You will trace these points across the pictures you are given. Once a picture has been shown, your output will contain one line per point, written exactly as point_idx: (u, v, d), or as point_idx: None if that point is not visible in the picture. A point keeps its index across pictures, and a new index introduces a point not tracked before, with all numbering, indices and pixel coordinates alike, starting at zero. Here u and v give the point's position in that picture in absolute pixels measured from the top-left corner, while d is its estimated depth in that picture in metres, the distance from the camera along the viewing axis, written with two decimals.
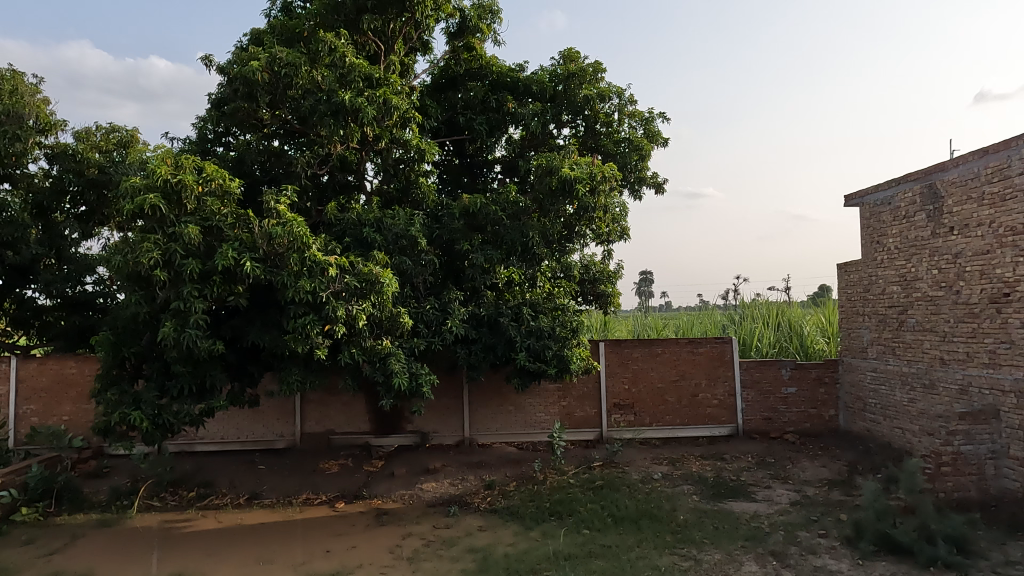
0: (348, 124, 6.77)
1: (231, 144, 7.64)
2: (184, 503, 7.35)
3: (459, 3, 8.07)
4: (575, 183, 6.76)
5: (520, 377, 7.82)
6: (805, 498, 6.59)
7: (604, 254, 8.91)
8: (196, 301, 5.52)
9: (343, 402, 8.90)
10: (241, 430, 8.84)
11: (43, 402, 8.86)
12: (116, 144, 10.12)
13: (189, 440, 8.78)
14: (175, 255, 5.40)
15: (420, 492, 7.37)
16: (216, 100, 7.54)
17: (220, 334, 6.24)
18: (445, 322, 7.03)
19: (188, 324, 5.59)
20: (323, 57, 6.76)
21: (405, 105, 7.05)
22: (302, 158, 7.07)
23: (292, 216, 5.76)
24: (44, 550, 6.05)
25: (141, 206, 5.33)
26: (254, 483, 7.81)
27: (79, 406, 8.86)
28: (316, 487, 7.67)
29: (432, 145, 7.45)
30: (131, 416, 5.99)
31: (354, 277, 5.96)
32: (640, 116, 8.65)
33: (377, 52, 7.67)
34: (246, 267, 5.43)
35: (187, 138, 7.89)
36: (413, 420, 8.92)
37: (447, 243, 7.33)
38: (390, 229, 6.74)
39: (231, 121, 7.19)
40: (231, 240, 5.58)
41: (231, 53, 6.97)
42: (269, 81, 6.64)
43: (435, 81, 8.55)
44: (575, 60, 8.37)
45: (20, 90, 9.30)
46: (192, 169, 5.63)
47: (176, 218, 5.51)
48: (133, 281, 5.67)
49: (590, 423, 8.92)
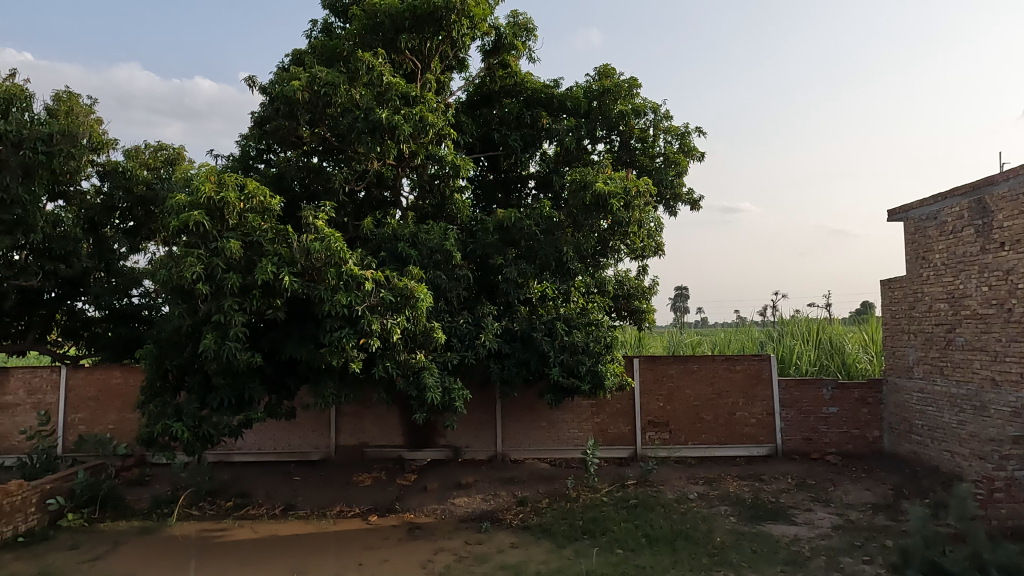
0: (385, 141, 6.88)
1: (272, 161, 7.84)
2: (222, 513, 7.48)
3: (495, 21, 8.19)
4: (609, 199, 6.73)
5: (553, 393, 7.76)
6: (848, 522, 6.37)
7: (639, 270, 8.85)
8: (236, 314, 5.65)
9: (377, 415, 8.97)
10: (277, 441, 8.97)
11: (90, 411, 9.14)
12: (163, 162, 10.51)
13: (227, 450, 8.96)
14: (217, 269, 5.55)
15: (452, 507, 7.36)
16: (257, 118, 7.78)
17: (258, 346, 6.37)
18: (479, 336, 7.04)
19: (228, 337, 5.71)
20: (362, 75, 6.93)
21: (441, 122, 7.11)
22: (339, 174, 7.24)
23: (330, 230, 5.88)
24: (87, 555, 6.21)
25: (185, 222, 5.51)
26: (289, 494, 7.91)
27: (123, 415, 9.11)
28: (350, 500, 7.73)
29: (467, 161, 7.49)
30: (172, 427, 6.15)
31: (389, 290, 6.01)
32: (676, 131, 8.60)
33: (414, 69, 7.82)
34: (284, 281, 5.56)
35: (230, 155, 8.13)
36: (446, 434, 8.93)
37: (481, 258, 7.38)
38: (424, 243, 6.80)
39: (273, 139, 7.43)
40: (271, 254, 5.71)
41: (274, 73, 7.22)
42: (309, 100, 6.87)
43: (470, 98, 8.67)
44: (611, 76, 8.39)
45: (75, 111, 9.74)
46: (235, 186, 5.79)
47: (218, 234, 5.66)
48: (176, 294, 5.84)
49: (623, 441, 8.81)
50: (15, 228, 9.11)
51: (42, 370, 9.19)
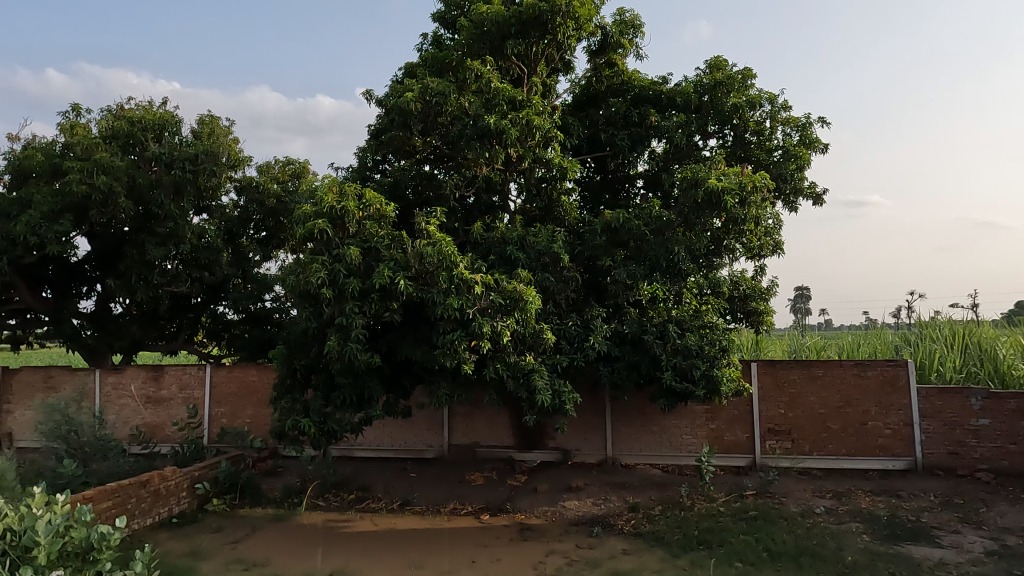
0: (493, 147, 6.98)
1: (387, 170, 8.22)
2: (345, 505, 7.91)
3: (601, 21, 8.11)
4: (723, 195, 6.45)
5: (665, 398, 7.55)
6: (1004, 548, 5.70)
7: (756, 269, 8.42)
8: (356, 316, 5.95)
9: (488, 416, 9.14)
10: (394, 439, 9.38)
11: (230, 406, 9.99)
12: (290, 175, 11.36)
13: (349, 445, 9.48)
14: (339, 274, 5.89)
15: (562, 510, 7.35)
16: (374, 131, 8.23)
17: (377, 347, 6.68)
18: (588, 338, 6.98)
19: (349, 339, 6.04)
20: (470, 83, 7.12)
21: (548, 125, 7.13)
22: (450, 181, 7.47)
23: (441, 235, 6.08)
24: (229, 538, 6.79)
25: (311, 231, 5.91)
26: (406, 490, 8.24)
27: (259, 410, 9.88)
28: (463, 497, 7.92)
29: (574, 163, 7.47)
30: (301, 422, 6.59)
31: (498, 294, 6.11)
32: (796, 121, 8.11)
33: (521, 74, 7.90)
34: (399, 285, 5.80)
35: (350, 167, 8.61)
36: (555, 437, 8.94)
37: (590, 260, 7.33)
38: (532, 246, 6.86)
39: (388, 150, 7.81)
40: (388, 260, 5.98)
41: (389, 86, 7.60)
42: (422, 110, 7.14)
43: (576, 100, 8.64)
44: (723, 68, 8.06)
45: (216, 132, 10.75)
46: (354, 195, 6.13)
47: (340, 241, 6.01)
48: (304, 298, 6.26)
49: (741, 449, 8.41)
50: (168, 240, 10.21)
51: (191, 368, 10.16)
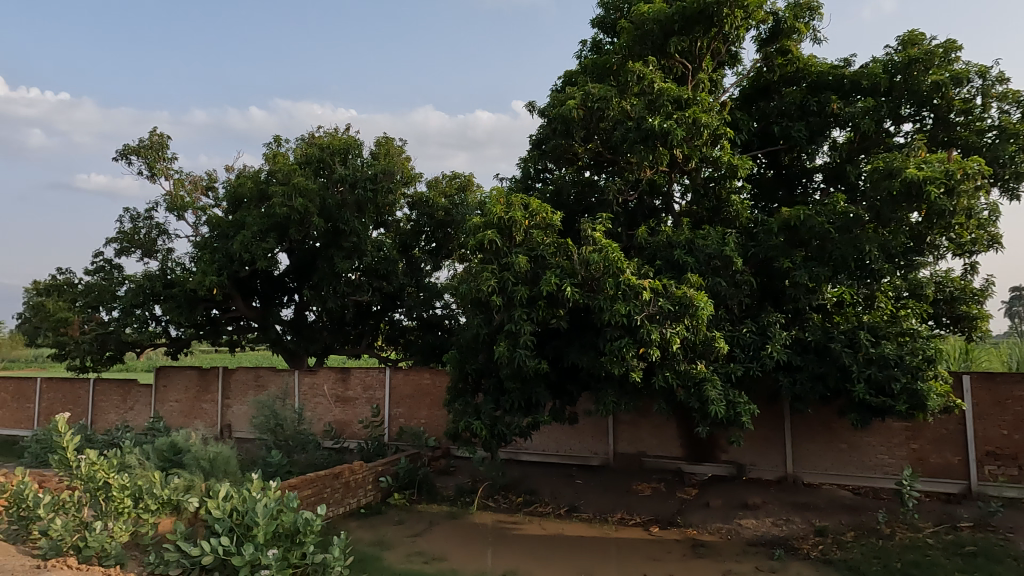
0: (658, 149, 6.78)
1: (549, 179, 8.34)
2: (514, 507, 8.11)
3: (772, 6, 7.58)
4: (926, 185, 5.68)
5: (857, 413, 6.82)
6: None
7: (966, 268, 7.36)
8: (525, 323, 6.08)
9: (654, 425, 8.91)
10: (560, 444, 9.46)
11: (408, 406, 10.68)
12: (457, 188, 11.97)
13: (516, 449, 9.71)
14: (508, 282, 6.07)
15: (738, 528, 6.93)
16: (536, 141, 8.46)
17: (544, 353, 6.78)
18: (765, 347, 6.51)
19: (519, 345, 6.19)
20: (633, 86, 6.98)
21: (716, 122, 6.78)
22: (613, 186, 7.40)
23: (607, 241, 6.02)
24: (410, 531, 7.25)
25: (481, 241, 6.16)
26: (573, 496, 8.26)
27: (433, 411, 10.44)
28: (630, 507, 7.77)
29: (746, 160, 7.04)
30: (473, 425, 6.87)
31: (667, 299, 5.91)
32: (1015, 96, 6.98)
33: (685, 72, 7.62)
34: (566, 292, 5.84)
35: (513, 177, 8.85)
36: (728, 450, 8.47)
37: (765, 262, 6.85)
38: (702, 250, 6.56)
39: (551, 158, 7.97)
40: (554, 267, 6.07)
41: (551, 96, 7.76)
42: (584, 117, 7.17)
43: (745, 93, 8.16)
44: (919, 43, 7.15)
45: (391, 153, 11.63)
46: (521, 205, 6.29)
47: (508, 250, 6.20)
48: (475, 306, 6.53)
49: (951, 473, 7.37)
50: (352, 253, 11.21)
51: (373, 370, 11.03)
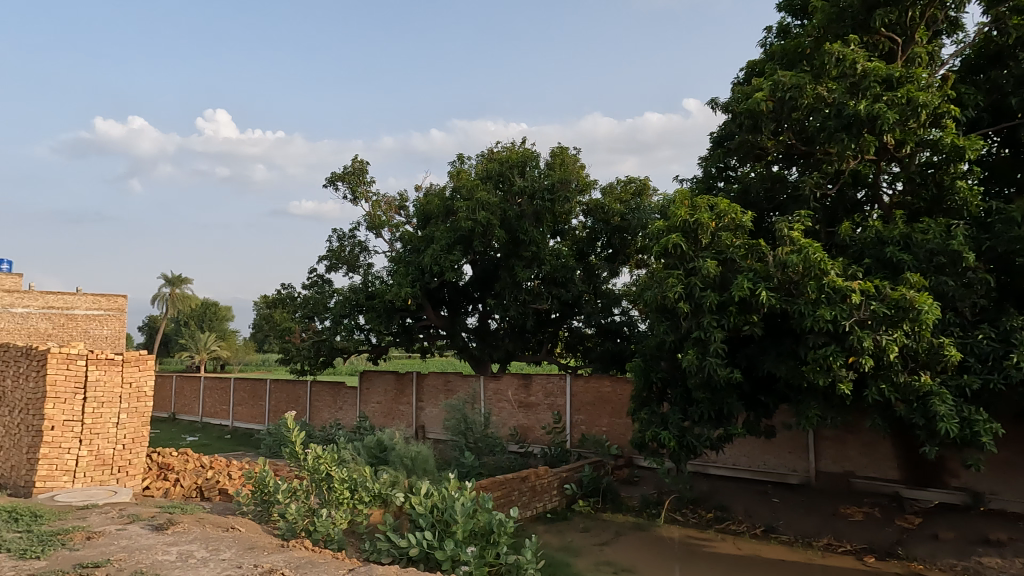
0: (863, 136, 6.08)
1: (734, 177, 7.92)
2: (704, 523, 7.73)
3: None
4: None
5: None
6: None
7: None
8: (715, 330, 5.80)
9: (864, 442, 8.01)
10: (752, 459, 8.86)
11: (589, 413, 10.66)
12: (632, 193, 12.14)
13: (704, 462, 9.26)
14: (696, 287, 5.84)
15: (978, 568, 5.99)
16: (718, 139, 8.19)
17: (736, 362, 6.40)
18: (1009, 356, 5.51)
19: (709, 353, 5.92)
20: (832, 69, 6.37)
21: (937, 100, 5.93)
22: (809, 180, 6.78)
23: (807, 240, 5.54)
24: (597, 539, 7.23)
25: (665, 246, 6.04)
26: (769, 516, 7.68)
27: (614, 420, 10.32)
28: (839, 533, 7.04)
29: (976, 140, 6.01)
30: (661, 435, 6.68)
31: (881, 303, 5.28)
32: None
33: (894, 47, 6.72)
34: (761, 296, 5.49)
35: (694, 178, 8.53)
36: (960, 475, 7.35)
37: (1004, 257, 5.90)
38: (922, 246, 5.79)
39: (737, 155, 7.57)
40: (746, 271, 5.75)
41: (736, 89, 7.39)
42: (774, 109, 6.75)
43: (969, 63, 7.17)
44: None
45: (566, 161, 12.21)
46: (707, 207, 6.08)
47: (695, 254, 6.00)
48: (660, 312, 6.36)
49: None
50: (532, 262, 11.58)
51: (554, 377, 11.20)
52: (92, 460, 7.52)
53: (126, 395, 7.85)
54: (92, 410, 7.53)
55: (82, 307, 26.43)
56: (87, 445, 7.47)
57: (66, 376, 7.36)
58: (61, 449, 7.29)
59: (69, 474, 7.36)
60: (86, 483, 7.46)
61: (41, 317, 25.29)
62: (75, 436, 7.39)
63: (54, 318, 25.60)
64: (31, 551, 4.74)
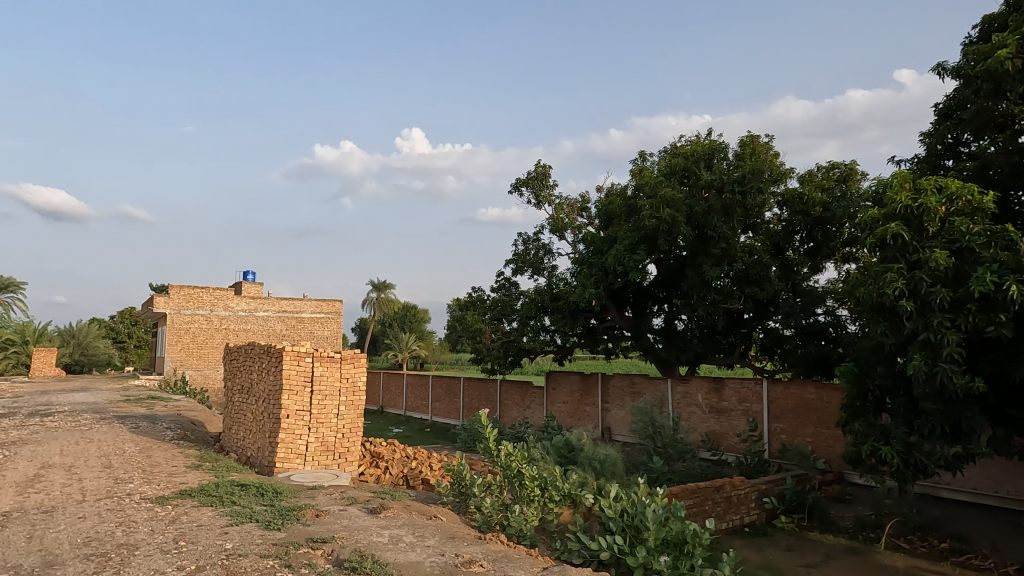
0: None
1: (968, 152, 6.78)
2: (937, 553, 6.70)
3: None
4: None
5: None
6: None
7: None
8: (948, 332, 4.98)
9: None
10: (1000, 484, 7.46)
11: (790, 422, 9.81)
12: (836, 180, 11.06)
13: (935, 483, 8.03)
14: (922, 283, 5.09)
15: None
16: (945, 110, 7.07)
17: (977, 369, 5.47)
18: None
19: (941, 359, 5.09)
20: None
21: None
22: None
23: None
24: (804, 561, 6.61)
25: (881, 236, 5.36)
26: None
27: (820, 430, 9.37)
28: None
29: None
30: (880, 450, 5.92)
31: None
32: None
33: None
34: (1011, 291, 4.64)
35: (914, 158, 7.49)
36: None
37: None
38: None
39: (971, 129, 6.52)
40: (988, 262, 4.90)
41: (969, 51, 6.38)
42: (1021, 68, 5.71)
43: None
44: None
45: (757, 150, 11.51)
46: (935, 189, 5.28)
47: (919, 244, 5.24)
48: (877, 311, 5.62)
49: None
50: (722, 259, 11.00)
51: (748, 382, 10.49)
52: (319, 446, 8.54)
53: (344, 389, 8.80)
54: (318, 402, 8.54)
55: (308, 311, 30.26)
56: (315, 432, 8.50)
57: (298, 371, 8.44)
58: (295, 435, 8.37)
59: (302, 457, 8.42)
60: (315, 466, 8.48)
61: (277, 320, 29.41)
62: (305, 424, 8.44)
63: (287, 321, 29.61)
64: (276, 523, 5.50)
